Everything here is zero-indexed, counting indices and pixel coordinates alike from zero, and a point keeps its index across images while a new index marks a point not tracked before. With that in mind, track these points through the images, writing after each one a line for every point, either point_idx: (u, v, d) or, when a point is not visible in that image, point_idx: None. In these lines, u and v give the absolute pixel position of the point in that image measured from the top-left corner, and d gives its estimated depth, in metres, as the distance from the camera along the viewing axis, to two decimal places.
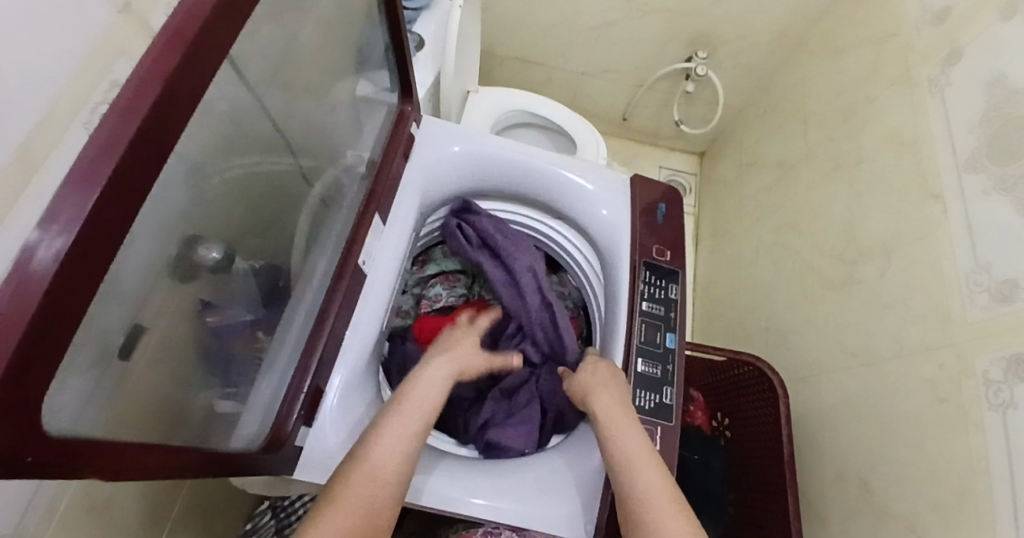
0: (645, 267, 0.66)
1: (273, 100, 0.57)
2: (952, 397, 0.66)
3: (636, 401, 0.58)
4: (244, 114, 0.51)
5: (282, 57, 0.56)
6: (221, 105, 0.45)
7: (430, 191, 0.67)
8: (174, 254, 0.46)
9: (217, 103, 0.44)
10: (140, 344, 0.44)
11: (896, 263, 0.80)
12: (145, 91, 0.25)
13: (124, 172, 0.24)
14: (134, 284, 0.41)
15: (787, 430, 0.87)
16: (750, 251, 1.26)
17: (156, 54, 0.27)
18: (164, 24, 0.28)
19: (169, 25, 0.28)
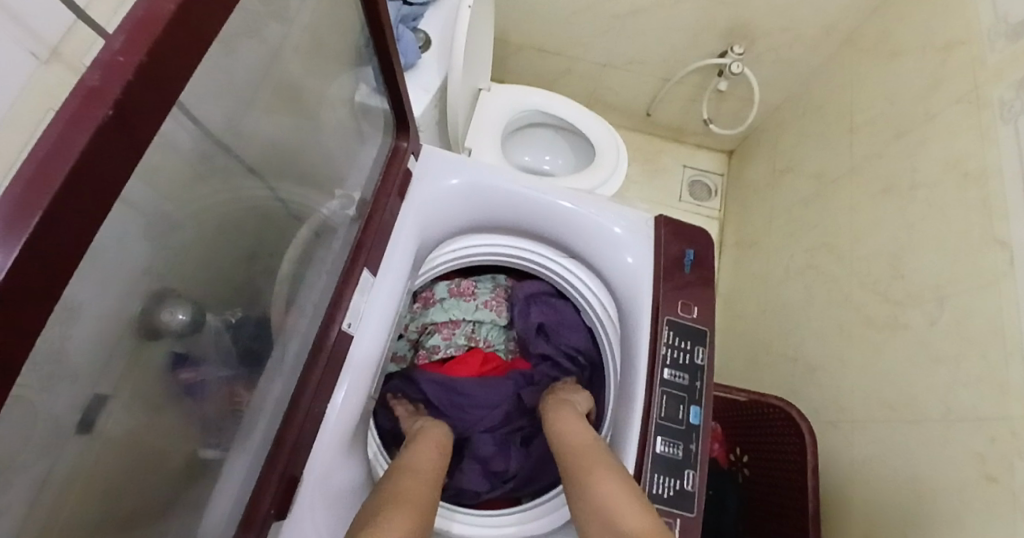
0: (669, 327, 0.58)
1: (250, 137, 0.50)
2: (1003, 477, 0.58)
3: (654, 488, 0.52)
4: (213, 159, 0.45)
5: (257, 87, 0.48)
6: (178, 162, 0.39)
7: (429, 231, 0.60)
8: (136, 317, 0.40)
9: (170, 164, 0.37)
10: (108, 411, 0.38)
11: (948, 311, 0.71)
12: (57, 159, 0.19)
13: (18, 278, 0.19)
14: (87, 384, 0.35)
15: (812, 480, 0.80)
16: (779, 268, 1.17)
17: (69, 115, 0.20)
18: (93, 61, 0.21)
19: (99, 65, 0.21)
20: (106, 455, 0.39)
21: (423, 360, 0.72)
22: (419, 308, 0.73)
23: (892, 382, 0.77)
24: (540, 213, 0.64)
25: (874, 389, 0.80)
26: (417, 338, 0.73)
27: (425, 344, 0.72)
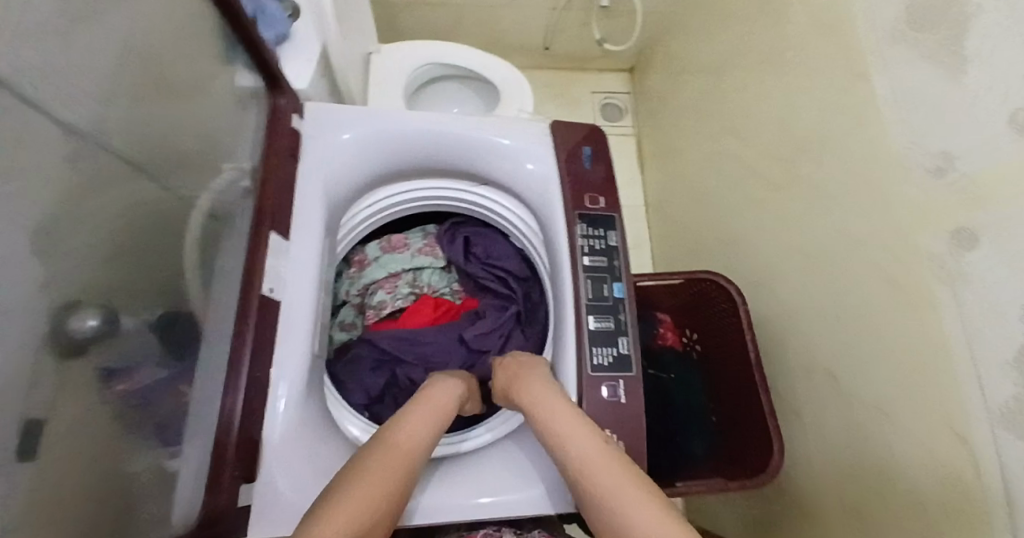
0: (581, 220, 0.62)
1: (112, 131, 0.47)
2: (901, 278, 0.66)
3: (594, 360, 0.57)
4: (80, 155, 0.43)
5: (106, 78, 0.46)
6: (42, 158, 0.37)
7: (335, 186, 0.59)
8: (45, 333, 0.37)
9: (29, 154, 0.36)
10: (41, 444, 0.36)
11: (831, 154, 0.78)
12: None
13: None
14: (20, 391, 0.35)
15: (748, 330, 0.91)
16: (693, 163, 1.24)
17: None
18: None
19: None
20: (62, 464, 0.39)
21: (374, 320, 0.72)
22: (355, 271, 0.73)
23: (803, 229, 0.84)
24: (443, 146, 0.64)
25: (790, 241, 0.88)
26: (361, 301, 0.73)
27: (370, 304, 0.73)
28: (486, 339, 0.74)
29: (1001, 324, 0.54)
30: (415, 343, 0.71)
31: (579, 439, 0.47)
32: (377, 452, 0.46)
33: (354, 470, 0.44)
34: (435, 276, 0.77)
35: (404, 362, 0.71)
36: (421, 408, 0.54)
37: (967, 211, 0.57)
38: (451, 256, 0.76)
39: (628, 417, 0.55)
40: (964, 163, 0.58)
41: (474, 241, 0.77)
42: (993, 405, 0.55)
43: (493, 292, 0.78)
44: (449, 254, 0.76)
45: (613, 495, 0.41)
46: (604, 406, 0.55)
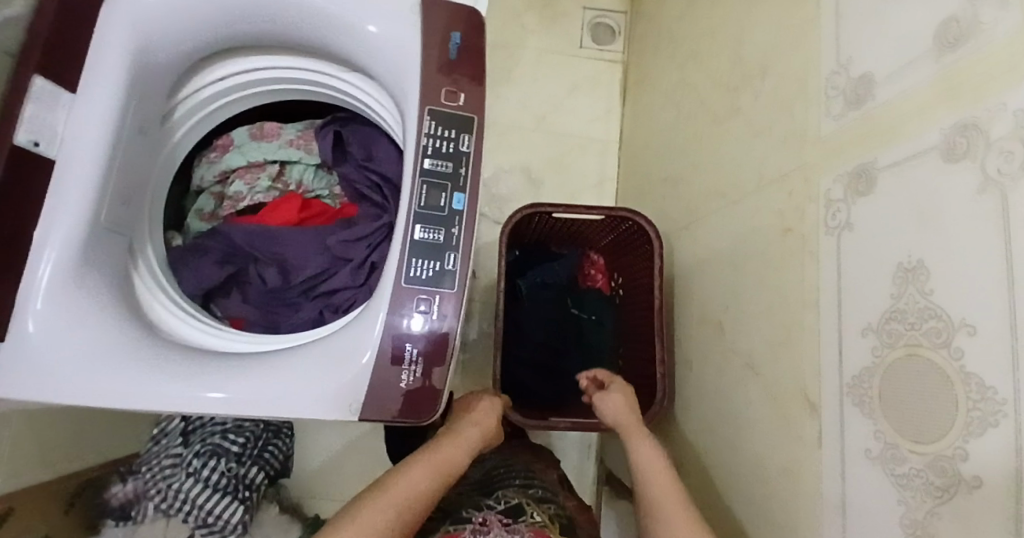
0: (431, 117, 0.55)
1: None
2: (796, 225, 0.59)
3: (412, 271, 0.52)
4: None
5: None
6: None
7: (144, 56, 0.52)
8: None
9: None
10: None
11: (770, 81, 0.67)
12: None
13: None
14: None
15: (658, 278, 0.82)
16: (660, 95, 1.12)
17: None
18: None
19: None
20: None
21: (229, 212, 0.68)
22: (216, 156, 0.67)
23: (728, 169, 0.75)
24: (287, 14, 0.55)
25: (716, 182, 0.79)
26: (221, 191, 0.69)
27: (229, 194, 0.68)
28: (351, 247, 0.67)
29: (873, 283, 0.47)
30: (264, 238, 0.65)
31: (649, 458, 0.62)
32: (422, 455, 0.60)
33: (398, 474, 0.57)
34: (309, 174, 0.71)
35: (255, 259, 0.67)
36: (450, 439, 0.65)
37: (869, 149, 0.49)
38: (329, 156, 0.69)
39: (437, 336, 0.52)
40: (882, 89, 0.48)
41: (352, 142, 0.69)
42: (845, 370, 0.49)
43: (372, 201, 0.71)
44: (323, 150, 0.69)
45: (664, 505, 0.56)
46: (412, 321, 0.52)
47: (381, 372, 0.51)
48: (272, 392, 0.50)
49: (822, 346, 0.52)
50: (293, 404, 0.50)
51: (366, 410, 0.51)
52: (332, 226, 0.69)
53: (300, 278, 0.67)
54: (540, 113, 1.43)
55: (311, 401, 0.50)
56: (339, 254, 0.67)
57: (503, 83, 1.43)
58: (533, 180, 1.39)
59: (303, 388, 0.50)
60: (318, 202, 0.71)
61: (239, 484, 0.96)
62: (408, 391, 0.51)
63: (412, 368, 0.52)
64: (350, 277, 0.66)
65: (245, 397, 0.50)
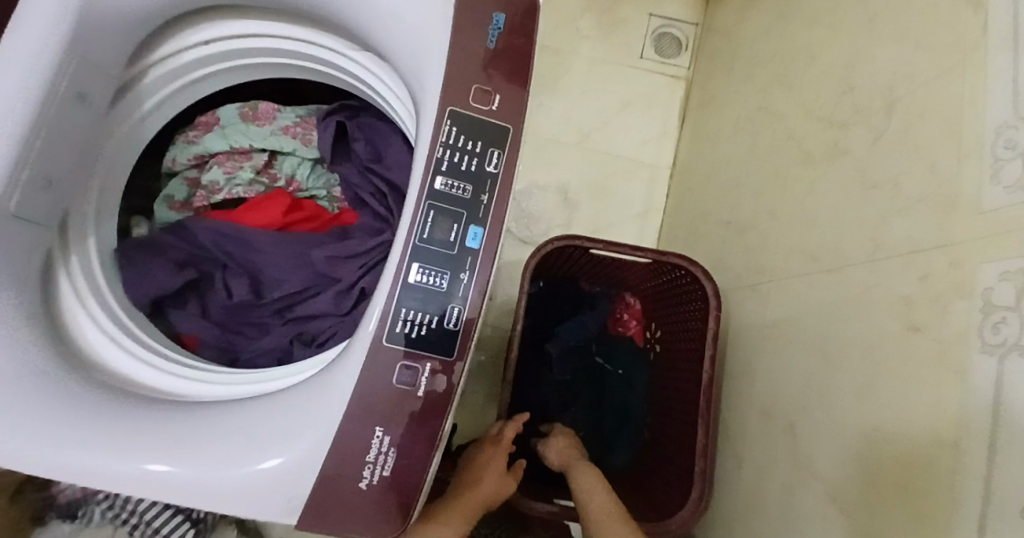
0: (451, 120, 0.41)
1: None
2: (929, 325, 0.43)
3: (399, 326, 0.39)
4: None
5: None
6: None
7: (98, 2, 0.41)
8: None
9: None
10: None
11: (896, 122, 0.51)
12: None
13: None
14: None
15: (711, 348, 0.66)
16: (731, 121, 0.95)
17: None
18: None
19: None
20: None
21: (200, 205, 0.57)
22: (195, 134, 0.56)
23: (824, 227, 0.59)
24: None
25: (802, 241, 0.63)
26: (197, 175, 0.57)
27: (204, 182, 0.57)
28: (341, 266, 0.55)
29: None
30: (240, 240, 0.54)
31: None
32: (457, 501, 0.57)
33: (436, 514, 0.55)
34: (304, 168, 0.59)
35: (225, 267, 0.56)
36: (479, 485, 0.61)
37: None
38: (329, 150, 0.57)
39: (425, 415, 0.39)
40: None
41: (358, 137, 0.57)
42: None
43: (373, 212, 0.58)
44: (323, 143, 0.57)
45: None
46: (392, 395, 0.39)
47: (336, 460, 0.38)
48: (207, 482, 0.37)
49: (957, 514, 0.36)
50: (238, 502, 0.37)
51: (311, 509, 0.38)
52: (322, 236, 0.57)
53: (274, 295, 0.55)
54: (586, 127, 1.28)
55: (250, 499, 0.37)
56: (324, 273, 0.55)
57: (548, 89, 1.30)
58: (569, 200, 1.24)
59: (240, 480, 0.37)
60: (311, 204, 0.59)
61: (193, 502, 0.84)
62: (371, 491, 0.38)
63: (378, 462, 0.38)
64: (330, 304, 0.54)
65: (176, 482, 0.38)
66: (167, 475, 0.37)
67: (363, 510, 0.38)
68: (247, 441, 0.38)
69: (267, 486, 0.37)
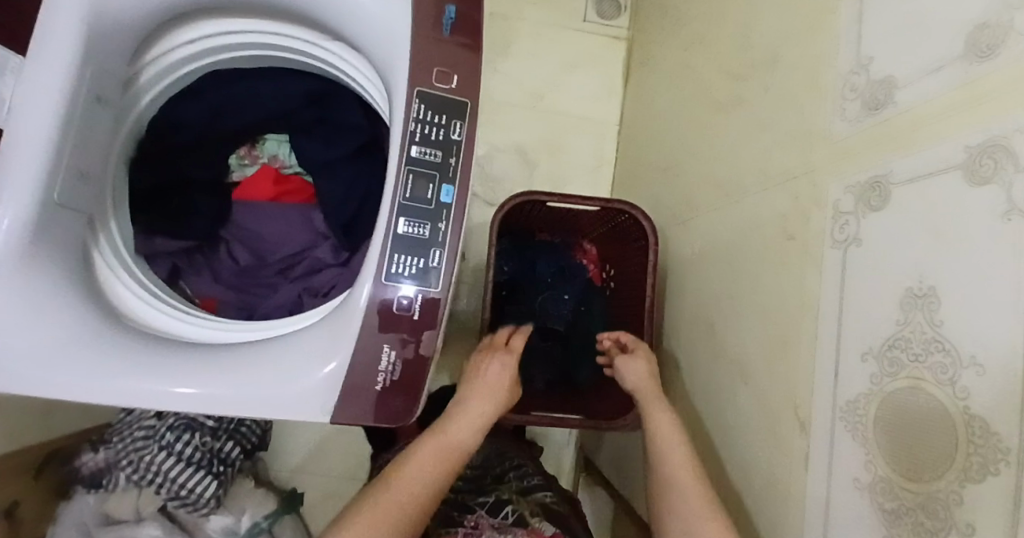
0: (421, 100, 0.50)
1: None
2: (800, 233, 0.56)
3: (392, 267, 0.49)
4: None
5: None
6: None
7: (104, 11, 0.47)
8: None
9: None
10: None
11: (780, 75, 0.63)
12: None
13: None
14: None
15: (651, 275, 0.81)
16: (664, 77, 1.06)
17: None
18: None
19: None
20: None
21: (238, 191, 0.64)
22: (206, 124, 0.61)
23: (733, 166, 0.71)
24: None
25: (718, 179, 0.75)
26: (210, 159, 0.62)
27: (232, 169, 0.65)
28: (340, 252, 0.64)
29: (873, 306, 0.44)
30: (263, 224, 0.64)
31: (666, 440, 0.57)
32: (438, 432, 0.56)
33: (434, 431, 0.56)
34: (310, 148, 0.64)
35: (252, 251, 0.64)
36: (435, 430, 0.56)
37: (882, 158, 0.44)
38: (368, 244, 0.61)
39: (446, 449, 0.54)
40: (905, 93, 0.43)
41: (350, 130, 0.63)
42: (840, 393, 0.47)
43: (370, 195, 0.64)
44: (324, 140, 0.64)
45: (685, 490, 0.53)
46: (393, 317, 0.48)
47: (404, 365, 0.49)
48: (158, 385, 0.47)
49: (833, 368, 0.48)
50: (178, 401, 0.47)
51: (340, 409, 0.48)
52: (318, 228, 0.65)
53: (284, 265, 0.64)
54: (537, 89, 1.35)
55: (204, 398, 0.47)
56: (330, 256, 0.64)
57: (502, 54, 1.35)
58: (526, 159, 1.33)
59: (202, 386, 0.47)
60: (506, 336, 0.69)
61: (215, 458, 0.96)
62: (384, 394, 0.48)
63: (388, 371, 0.48)
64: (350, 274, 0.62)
65: (141, 392, 0.46)
66: (124, 386, 0.46)
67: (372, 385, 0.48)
68: (255, 369, 0.48)
69: (224, 398, 0.47)
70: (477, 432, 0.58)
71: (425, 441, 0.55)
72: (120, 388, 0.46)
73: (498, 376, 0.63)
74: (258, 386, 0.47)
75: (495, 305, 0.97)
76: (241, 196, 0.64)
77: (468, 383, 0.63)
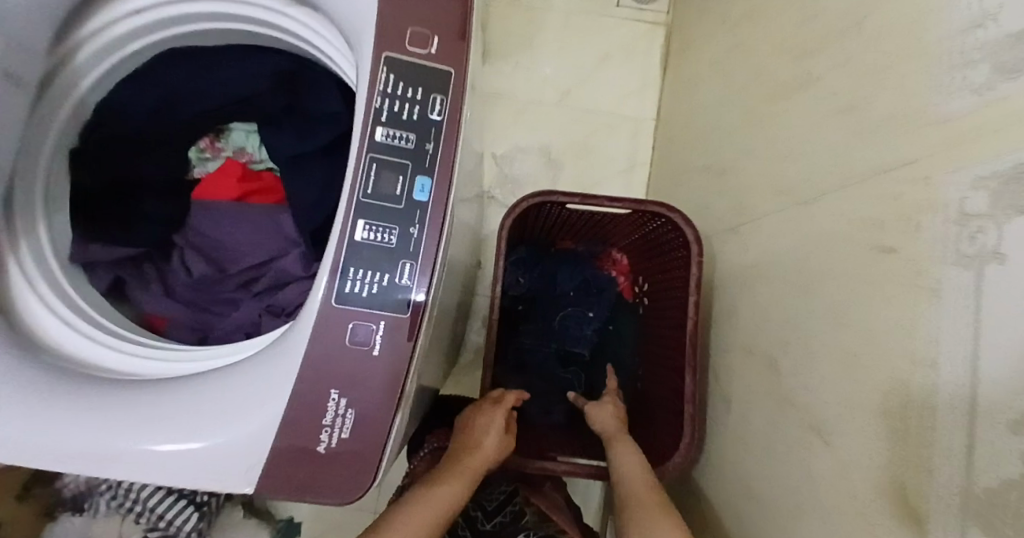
0: (388, 67, 0.39)
1: None
2: (902, 245, 0.40)
3: (349, 285, 0.38)
4: None
5: None
6: None
7: None
8: None
9: None
10: None
11: (868, 37, 0.48)
12: None
13: None
14: None
15: (696, 296, 0.65)
16: (710, 62, 0.91)
17: None
18: None
19: None
20: None
21: (198, 190, 0.55)
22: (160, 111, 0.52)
23: (801, 159, 0.56)
24: None
25: (780, 177, 0.60)
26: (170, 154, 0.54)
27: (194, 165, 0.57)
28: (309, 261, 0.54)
29: None
30: (222, 229, 0.55)
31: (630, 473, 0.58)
32: (432, 485, 0.53)
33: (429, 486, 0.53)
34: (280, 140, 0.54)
35: (210, 259, 0.55)
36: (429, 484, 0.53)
37: None
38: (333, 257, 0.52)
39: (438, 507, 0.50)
40: None
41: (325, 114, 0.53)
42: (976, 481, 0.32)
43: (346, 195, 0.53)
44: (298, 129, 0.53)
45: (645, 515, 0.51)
46: (345, 354, 0.38)
47: (361, 418, 0.38)
48: (59, 442, 0.38)
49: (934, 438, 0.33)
50: (85, 459, 0.38)
51: (270, 472, 0.37)
52: (285, 232, 0.55)
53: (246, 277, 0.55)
54: (565, 83, 1.23)
55: (114, 457, 0.38)
56: (297, 265, 0.53)
57: (527, 46, 1.23)
58: (552, 160, 1.20)
59: (111, 440, 0.38)
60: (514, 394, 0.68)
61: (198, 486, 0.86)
62: (330, 455, 0.38)
63: (336, 425, 0.38)
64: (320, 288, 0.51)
65: (42, 449, 0.38)
66: (22, 442, 0.38)
67: (314, 441, 0.38)
68: (175, 418, 0.38)
69: (136, 457, 0.38)
70: (480, 454, 0.58)
71: (422, 494, 0.51)
72: (17, 444, 0.38)
73: (495, 422, 0.62)
74: (175, 443, 0.37)
75: (508, 323, 0.88)
76: (201, 197, 0.56)
77: (477, 431, 0.61)
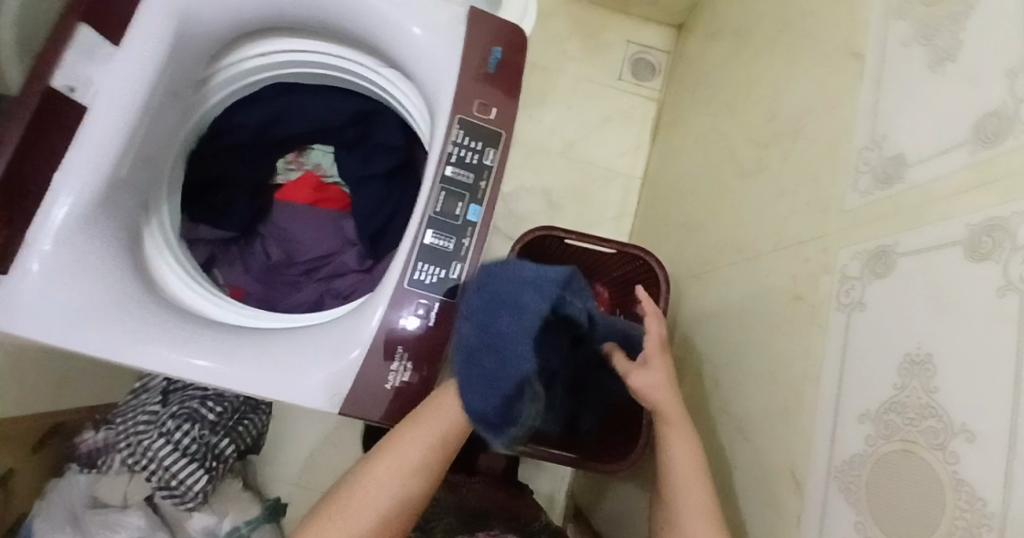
0: (460, 125, 0.55)
1: None
2: (809, 295, 0.57)
3: (416, 274, 0.52)
4: None
5: None
6: None
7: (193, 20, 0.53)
8: None
9: None
10: None
11: (800, 144, 0.66)
12: None
13: None
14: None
15: (660, 324, 0.82)
16: (692, 139, 1.10)
17: None
18: None
19: None
20: None
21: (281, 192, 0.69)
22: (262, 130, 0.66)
23: (751, 226, 0.74)
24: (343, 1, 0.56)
25: (736, 238, 0.78)
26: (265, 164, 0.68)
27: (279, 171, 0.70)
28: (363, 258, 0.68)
29: (873, 369, 0.45)
30: (296, 225, 0.69)
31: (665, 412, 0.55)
32: (387, 443, 0.48)
33: (380, 450, 0.48)
34: (353, 163, 0.68)
35: (283, 248, 0.69)
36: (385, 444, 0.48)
37: (890, 230, 0.47)
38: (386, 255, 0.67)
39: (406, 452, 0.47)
40: (914, 171, 0.45)
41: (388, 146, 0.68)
42: (836, 453, 0.47)
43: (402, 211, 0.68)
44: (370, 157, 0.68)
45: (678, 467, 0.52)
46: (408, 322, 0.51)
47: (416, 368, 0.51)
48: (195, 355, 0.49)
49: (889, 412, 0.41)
50: (207, 372, 0.49)
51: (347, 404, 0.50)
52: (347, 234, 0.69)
53: (310, 266, 0.68)
54: (570, 137, 1.42)
55: (231, 374, 0.49)
56: (354, 260, 0.68)
57: (540, 103, 1.43)
58: (551, 202, 1.38)
59: (233, 361, 0.50)
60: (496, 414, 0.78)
61: (209, 453, 0.96)
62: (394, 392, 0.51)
63: (400, 369, 0.51)
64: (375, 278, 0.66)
65: (176, 360, 0.48)
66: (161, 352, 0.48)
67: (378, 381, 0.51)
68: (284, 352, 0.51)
69: (250, 376, 0.50)
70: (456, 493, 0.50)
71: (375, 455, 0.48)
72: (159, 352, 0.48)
73: None
74: (283, 370, 0.50)
75: None
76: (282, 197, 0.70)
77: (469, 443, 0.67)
